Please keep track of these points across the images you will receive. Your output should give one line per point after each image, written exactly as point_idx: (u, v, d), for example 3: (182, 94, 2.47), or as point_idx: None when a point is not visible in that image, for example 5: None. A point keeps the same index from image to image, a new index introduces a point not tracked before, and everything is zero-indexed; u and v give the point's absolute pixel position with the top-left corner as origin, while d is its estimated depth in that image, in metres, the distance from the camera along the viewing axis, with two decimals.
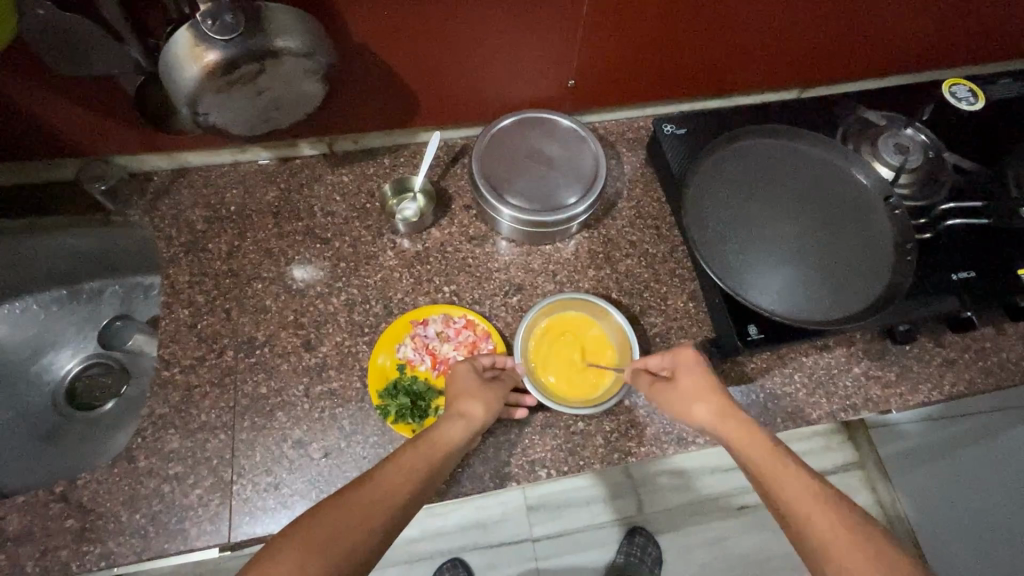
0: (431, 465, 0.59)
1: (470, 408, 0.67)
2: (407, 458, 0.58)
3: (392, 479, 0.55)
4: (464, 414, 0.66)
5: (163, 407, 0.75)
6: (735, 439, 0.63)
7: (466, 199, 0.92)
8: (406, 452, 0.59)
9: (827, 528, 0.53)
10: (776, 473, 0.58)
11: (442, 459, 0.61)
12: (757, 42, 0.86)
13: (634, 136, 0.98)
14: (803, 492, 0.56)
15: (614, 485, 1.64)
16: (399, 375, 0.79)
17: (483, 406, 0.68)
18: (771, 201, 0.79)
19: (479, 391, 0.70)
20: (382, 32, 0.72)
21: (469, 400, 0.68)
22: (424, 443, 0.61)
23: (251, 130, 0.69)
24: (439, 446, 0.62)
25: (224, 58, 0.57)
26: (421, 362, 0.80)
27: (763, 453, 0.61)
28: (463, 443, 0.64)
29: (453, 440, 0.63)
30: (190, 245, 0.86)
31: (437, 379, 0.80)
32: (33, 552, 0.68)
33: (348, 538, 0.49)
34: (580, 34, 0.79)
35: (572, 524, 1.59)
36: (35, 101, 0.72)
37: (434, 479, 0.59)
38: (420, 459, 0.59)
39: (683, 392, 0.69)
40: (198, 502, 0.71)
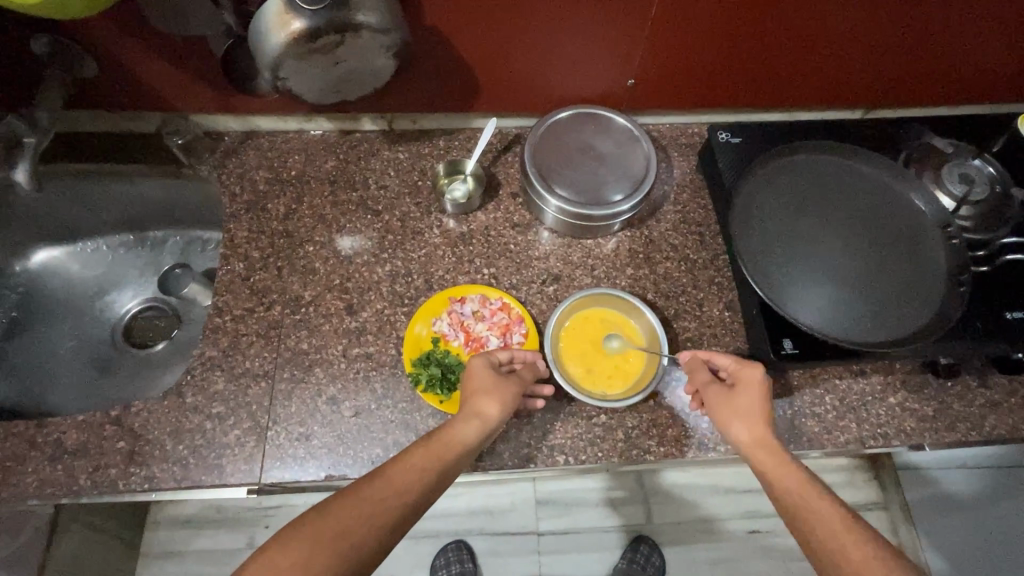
0: (441, 464, 0.61)
1: (485, 408, 0.68)
2: (416, 458, 0.61)
3: (401, 477, 0.58)
4: (478, 414, 0.68)
5: (212, 350, 0.80)
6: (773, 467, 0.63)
7: (514, 187, 0.94)
8: (417, 450, 0.62)
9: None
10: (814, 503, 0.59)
11: (454, 458, 0.62)
12: (824, 57, 0.85)
13: (686, 142, 0.98)
14: (839, 523, 0.57)
15: (625, 491, 1.64)
16: (433, 347, 0.81)
17: (499, 406, 0.69)
18: (822, 217, 0.78)
19: (495, 387, 0.71)
20: (454, 15, 0.74)
21: (485, 398, 0.69)
22: (436, 443, 0.63)
23: (323, 100, 0.72)
24: (451, 443, 0.63)
25: (309, 25, 0.60)
26: (454, 338, 0.82)
27: (801, 487, 0.60)
28: (476, 442, 0.66)
29: (467, 440, 0.65)
30: (251, 203, 0.91)
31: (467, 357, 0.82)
32: (85, 467, 0.73)
33: (357, 531, 0.52)
34: (645, 33, 0.80)
35: (579, 524, 1.60)
36: (130, 53, 0.78)
37: (445, 478, 0.61)
38: (430, 460, 0.61)
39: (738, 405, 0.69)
40: (235, 441, 0.75)
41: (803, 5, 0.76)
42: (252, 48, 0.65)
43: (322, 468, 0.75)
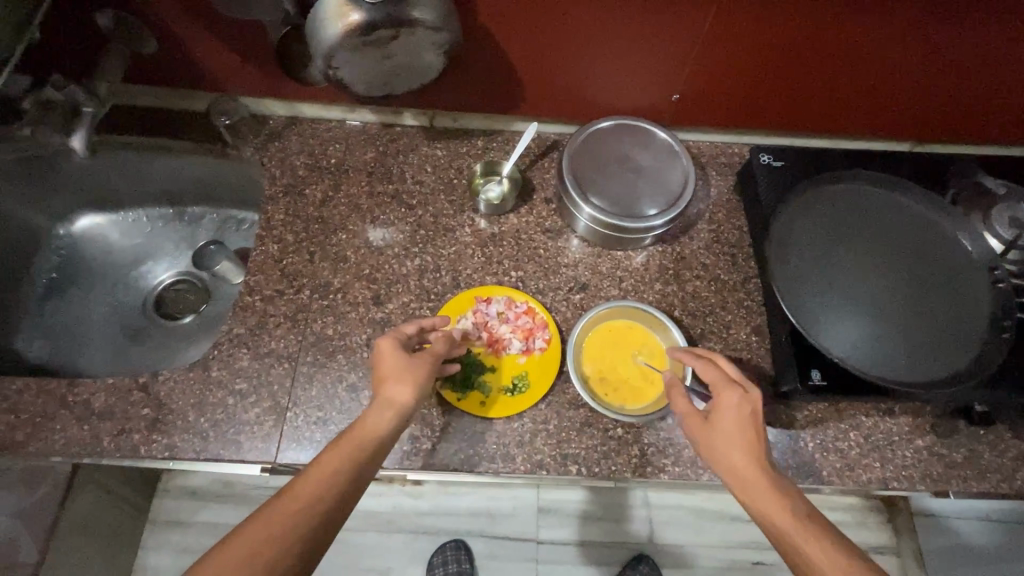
0: (360, 459, 0.58)
1: (398, 394, 0.65)
2: (333, 455, 0.58)
3: (321, 475, 0.56)
4: (391, 402, 0.64)
5: (240, 328, 0.82)
6: (762, 498, 0.56)
7: (547, 192, 0.94)
8: (331, 448, 0.59)
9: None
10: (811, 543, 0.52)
11: (368, 453, 0.59)
12: (877, 85, 0.83)
13: (726, 161, 0.97)
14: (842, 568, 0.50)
15: (629, 508, 1.62)
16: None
17: (410, 387, 0.66)
18: (863, 249, 0.76)
19: (407, 371, 0.67)
20: (507, 16, 0.75)
21: (396, 384, 0.66)
22: (346, 438, 0.60)
23: (370, 92, 0.73)
24: (364, 439, 0.60)
25: (366, 19, 0.61)
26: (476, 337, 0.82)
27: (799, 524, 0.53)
28: (393, 430, 0.63)
29: (380, 429, 0.62)
30: (290, 187, 0.93)
31: (488, 358, 0.81)
32: (110, 430, 0.75)
33: (267, 557, 0.49)
34: (696, 48, 0.80)
35: (579, 536, 1.58)
36: (191, 33, 0.81)
37: (366, 470, 0.59)
38: (347, 454, 0.58)
39: (720, 425, 0.61)
40: (255, 419, 0.77)
41: (861, 31, 0.75)
42: (309, 37, 0.66)
43: None
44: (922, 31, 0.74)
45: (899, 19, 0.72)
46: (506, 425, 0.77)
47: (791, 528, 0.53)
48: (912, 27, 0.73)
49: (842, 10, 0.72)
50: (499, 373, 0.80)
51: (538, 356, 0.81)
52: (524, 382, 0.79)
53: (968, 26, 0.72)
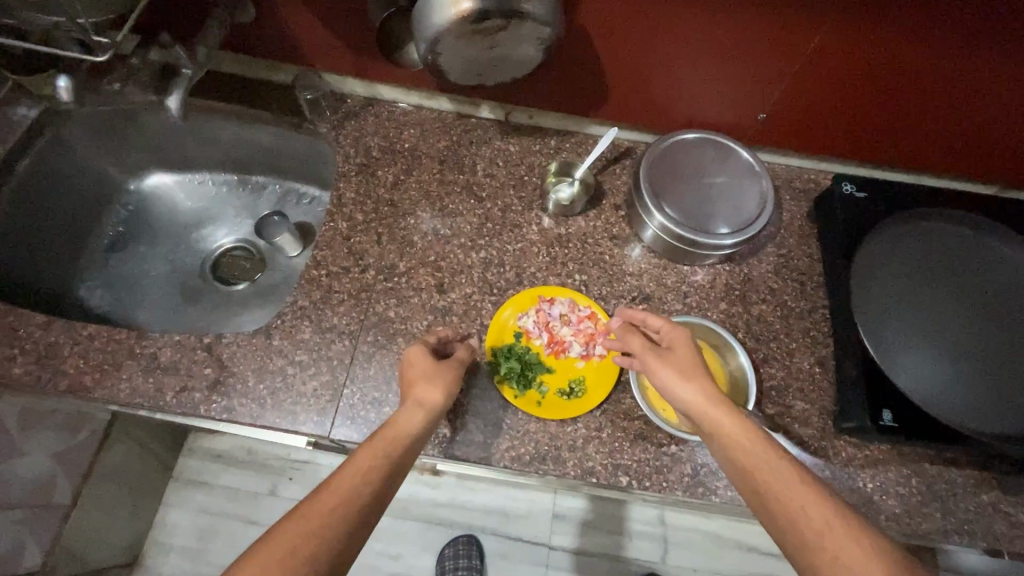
0: (395, 454, 0.59)
1: (427, 395, 0.66)
2: (367, 453, 0.58)
3: (355, 471, 0.55)
4: (422, 401, 0.65)
5: (304, 300, 0.83)
6: (723, 428, 0.61)
7: (617, 199, 0.93)
8: (365, 447, 0.59)
9: (834, 537, 0.51)
10: (765, 462, 0.57)
11: (400, 451, 0.59)
12: (974, 126, 0.81)
13: (801, 186, 0.94)
14: (793, 480, 0.55)
15: (642, 525, 1.60)
16: (514, 341, 0.82)
17: (440, 389, 0.67)
18: (950, 290, 0.74)
19: (434, 374, 0.69)
20: (607, 18, 0.74)
21: (425, 385, 0.67)
22: (381, 435, 0.60)
23: (464, 80, 0.73)
24: (398, 437, 0.60)
25: (479, 7, 0.61)
26: (535, 336, 0.82)
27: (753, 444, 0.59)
28: (424, 429, 0.63)
29: (412, 427, 0.62)
30: (362, 167, 0.93)
31: (547, 358, 0.82)
32: (173, 385, 0.76)
33: (308, 549, 0.48)
34: (793, 70, 0.78)
35: (592, 548, 1.57)
36: (290, 6, 0.83)
37: (400, 469, 0.58)
38: (381, 452, 0.58)
39: (676, 362, 0.67)
40: (313, 392, 0.77)
41: (974, 70, 0.72)
42: (415, 21, 0.66)
43: None
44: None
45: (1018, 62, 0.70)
46: (560, 428, 0.76)
47: (750, 452, 0.58)
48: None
49: (958, 46, 0.70)
50: (557, 375, 0.81)
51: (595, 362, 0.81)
52: (581, 387, 0.79)
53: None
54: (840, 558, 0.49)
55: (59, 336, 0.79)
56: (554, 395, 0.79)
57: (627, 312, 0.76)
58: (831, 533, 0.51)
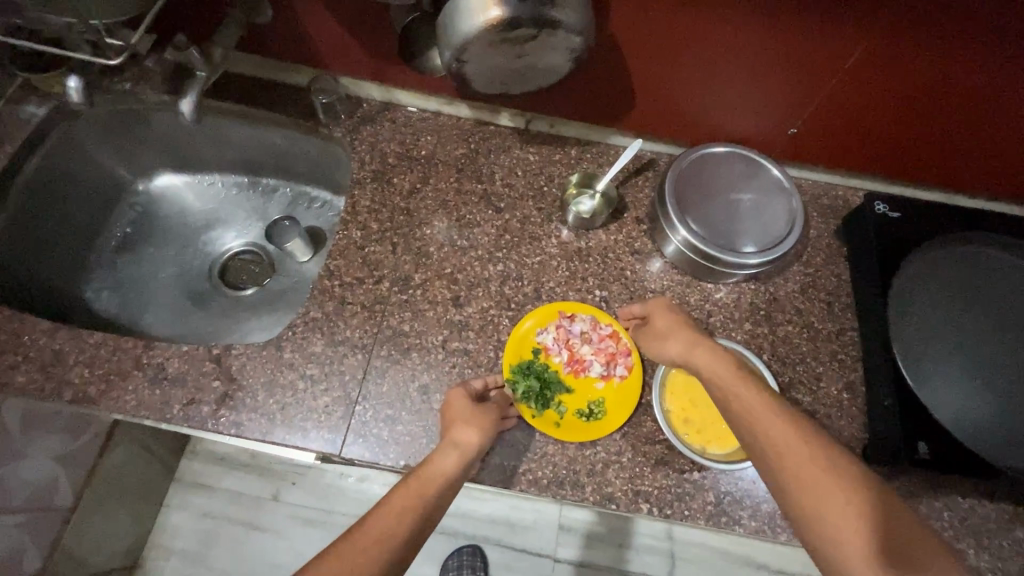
0: (427, 500, 0.60)
1: (464, 437, 0.66)
2: (400, 496, 0.59)
3: (387, 518, 0.57)
4: (457, 443, 0.66)
5: (317, 312, 0.80)
6: (702, 368, 0.67)
7: (639, 213, 0.90)
8: (400, 489, 0.60)
9: (789, 453, 0.56)
10: (738, 391, 0.62)
11: (433, 495, 0.60)
12: (1016, 146, 0.78)
13: (829, 203, 0.91)
14: (761, 405, 0.60)
15: (649, 540, 1.57)
16: (533, 358, 0.79)
17: (476, 431, 0.68)
18: (990, 318, 0.71)
19: (473, 416, 0.69)
20: (638, 27, 0.72)
21: (463, 427, 0.68)
22: (415, 480, 0.61)
23: (488, 89, 0.70)
24: (431, 481, 0.62)
25: (509, 15, 0.58)
26: (554, 354, 0.80)
27: (729, 377, 0.64)
28: (457, 475, 0.64)
29: (445, 470, 0.63)
30: (378, 174, 0.91)
31: (565, 377, 0.80)
32: (180, 398, 0.74)
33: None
34: (829, 84, 0.75)
35: (598, 562, 1.54)
36: (308, 7, 0.80)
37: (432, 516, 0.59)
38: (413, 496, 0.59)
39: (659, 329, 0.74)
40: (323, 408, 0.75)
41: (1022, 89, 0.69)
42: (441, 28, 0.64)
43: (400, 456, 0.73)
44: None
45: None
46: (578, 451, 0.74)
47: (726, 383, 0.64)
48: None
49: (1007, 64, 0.66)
50: (575, 395, 0.79)
51: (615, 382, 0.79)
52: (600, 408, 0.77)
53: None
54: (790, 464, 0.55)
55: (65, 343, 0.76)
56: (572, 416, 0.77)
57: (624, 311, 0.80)
58: (785, 444, 0.56)
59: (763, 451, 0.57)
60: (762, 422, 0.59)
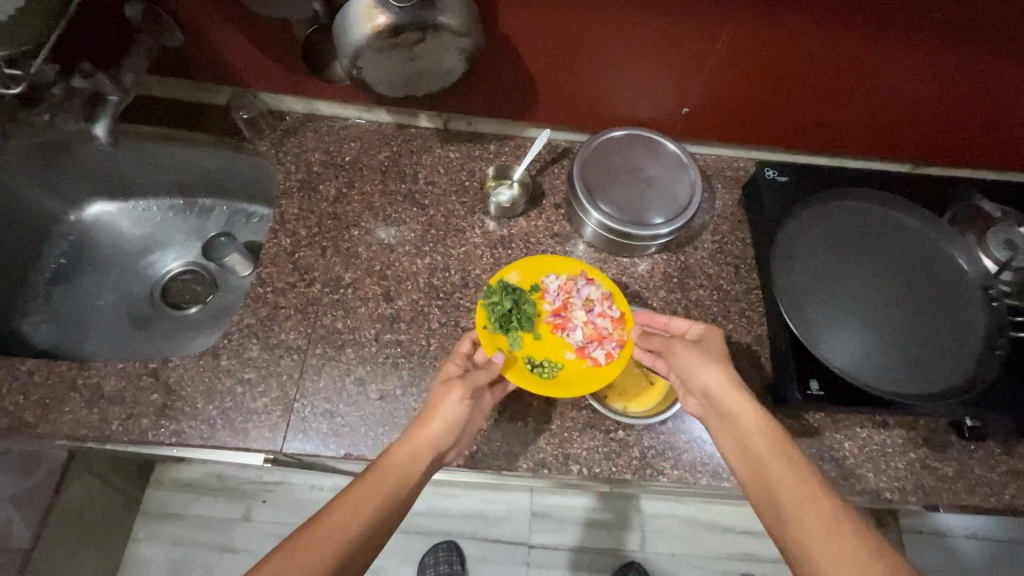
0: (383, 498, 0.60)
1: (428, 432, 0.66)
2: (355, 493, 0.59)
3: (339, 518, 0.56)
4: (421, 438, 0.66)
5: (251, 318, 0.83)
6: (738, 415, 0.67)
7: (557, 198, 0.96)
8: (358, 485, 0.60)
9: (812, 529, 0.56)
10: (771, 456, 0.63)
11: (391, 491, 0.60)
12: (880, 105, 0.86)
13: (731, 174, 0.99)
14: (793, 475, 0.61)
15: (648, 518, 1.63)
16: (527, 289, 0.84)
17: (440, 424, 0.67)
18: (864, 266, 0.79)
19: (442, 407, 0.68)
20: (525, 24, 0.77)
21: (432, 420, 0.67)
22: (373, 473, 0.62)
23: (391, 92, 0.75)
24: (391, 475, 0.62)
25: (395, 22, 0.63)
26: (550, 300, 0.84)
27: (762, 436, 0.65)
28: (419, 469, 0.64)
29: (405, 466, 0.63)
30: (304, 183, 0.94)
31: (544, 323, 0.83)
32: (118, 414, 0.76)
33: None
34: (708, 63, 0.82)
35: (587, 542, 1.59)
36: (216, 27, 0.83)
37: (387, 513, 0.59)
38: (369, 493, 0.59)
39: (701, 355, 0.72)
40: (263, 409, 0.78)
41: (872, 52, 0.77)
42: (336, 37, 0.68)
43: (341, 446, 0.76)
44: (937, 59, 0.77)
45: (918, 45, 0.75)
46: (511, 423, 0.78)
47: (758, 443, 0.65)
48: (929, 55, 0.76)
49: (853, 32, 0.74)
50: (541, 345, 0.81)
51: (585, 363, 0.80)
52: (551, 370, 0.78)
53: (981, 59, 0.76)
54: (808, 536, 0.56)
55: None
56: (519, 354, 0.79)
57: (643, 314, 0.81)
58: (809, 518, 0.57)
59: (785, 521, 0.58)
60: (769, 458, 0.63)
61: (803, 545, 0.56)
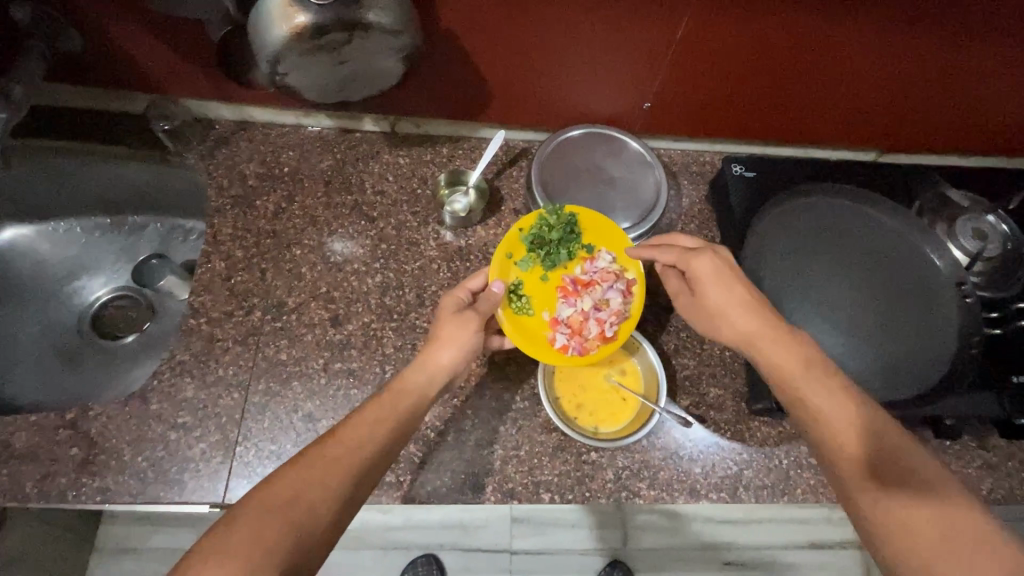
0: (398, 414, 0.58)
1: (438, 357, 0.65)
2: (369, 412, 0.57)
3: (357, 432, 0.54)
4: (434, 360, 0.64)
5: (183, 354, 0.75)
6: (780, 360, 0.61)
7: (516, 203, 0.90)
8: (371, 403, 0.58)
9: (888, 486, 0.52)
10: (826, 404, 0.58)
11: (409, 405, 0.60)
12: (845, 95, 0.83)
13: (698, 170, 0.94)
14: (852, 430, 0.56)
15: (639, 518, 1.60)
16: (583, 245, 0.79)
17: (451, 350, 0.65)
18: (835, 265, 0.76)
19: (453, 331, 0.66)
20: (469, 21, 0.70)
21: (443, 345, 0.65)
22: (388, 392, 0.60)
23: (324, 99, 0.67)
24: (407, 393, 0.61)
25: (316, 21, 0.56)
26: (584, 270, 0.79)
27: (813, 382, 0.59)
28: (431, 387, 0.63)
29: (421, 386, 0.62)
30: (239, 198, 0.86)
31: (561, 276, 0.79)
32: (33, 474, 0.67)
33: (307, 497, 0.48)
34: (668, 57, 0.77)
35: (572, 546, 1.57)
36: (121, 29, 0.74)
37: (404, 426, 0.58)
38: (386, 409, 0.58)
39: (727, 299, 0.66)
40: (201, 456, 0.70)
41: (836, 41, 0.73)
42: (252, 39, 0.60)
43: None
44: (903, 48, 0.74)
45: (884, 33, 0.72)
46: (476, 452, 0.73)
47: (806, 390, 0.59)
48: (895, 43, 0.73)
49: (816, 21, 0.70)
50: (540, 285, 0.79)
51: (546, 331, 0.76)
52: (519, 305, 0.75)
53: (945, 46, 0.73)
54: (885, 495, 0.52)
55: None
56: (516, 272, 0.78)
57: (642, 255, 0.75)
58: (880, 477, 0.53)
59: (853, 478, 0.54)
60: (823, 407, 0.58)
61: (871, 501, 0.53)
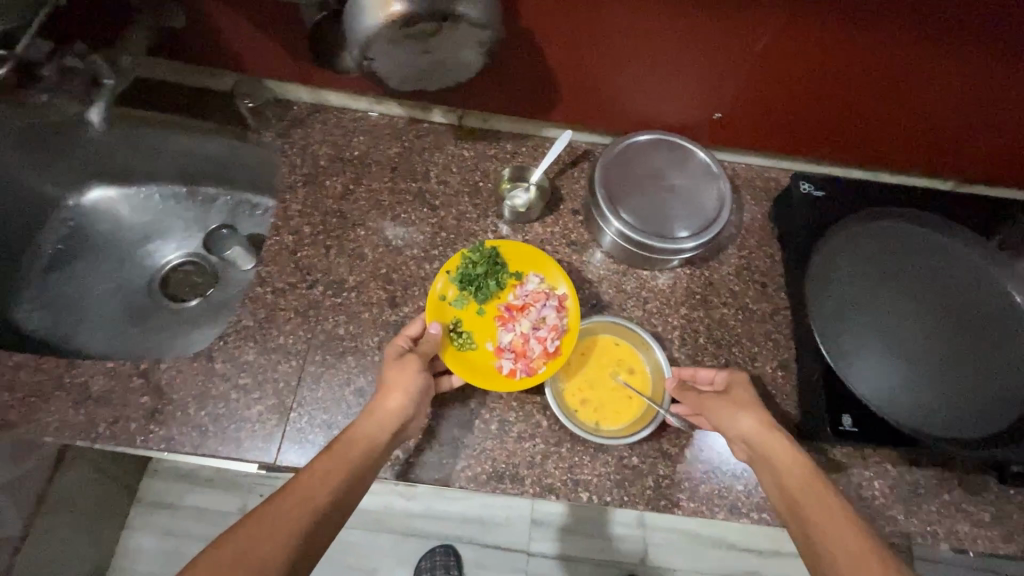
0: (350, 465, 0.57)
1: (386, 403, 0.64)
2: (320, 462, 0.56)
3: (308, 480, 0.54)
4: (383, 408, 0.64)
5: (248, 320, 0.79)
6: (782, 464, 0.61)
7: (575, 204, 0.90)
8: (321, 456, 0.57)
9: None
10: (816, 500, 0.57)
11: (362, 453, 0.59)
12: (929, 120, 0.80)
13: (762, 185, 0.93)
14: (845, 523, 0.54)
15: (661, 534, 1.58)
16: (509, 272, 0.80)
17: (399, 395, 0.65)
18: (905, 295, 0.74)
19: (401, 377, 0.66)
20: (551, 19, 0.71)
21: (391, 391, 0.65)
22: (339, 443, 0.59)
23: (404, 86, 0.70)
24: (359, 444, 0.60)
25: (409, 10, 0.58)
26: (516, 296, 0.79)
27: (808, 489, 0.58)
28: (385, 438, 0.62)
29: (372, 434, 0.61)
30: (310, 177, 0.89)
31: (496, 307, 0.80)
32: (106, 416, 0.72)
33: (257, 553, 0.47)
34: (746, 69, 0.76)
35: (591, 555, 1.55)
36: (220, 9, 0.79)
37: (357, 477, 0.57)
38: (336, 460, 0.57)
39: (732, 402, 0.68)
40: (257, 417, 0.73)
41: (926, 65, 0.71)
42: (347, 24, 0.63)
43: None
44: (999, 77, 0.71)
45: (980, 60, 0.69)
46: (517, 444, 0.74)
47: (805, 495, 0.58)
48: (990, 71, 0.70)
49: (908, 42, 0.68)
50: (478, 318, 0.79)
51: (492, 361, 0.76)
52: (460, 342, 0.76)
53: None
54: None
55: None
56: (451, 311, 0.78)
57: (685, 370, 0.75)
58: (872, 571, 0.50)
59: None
60: (811, 501, 0.57)
61: None
